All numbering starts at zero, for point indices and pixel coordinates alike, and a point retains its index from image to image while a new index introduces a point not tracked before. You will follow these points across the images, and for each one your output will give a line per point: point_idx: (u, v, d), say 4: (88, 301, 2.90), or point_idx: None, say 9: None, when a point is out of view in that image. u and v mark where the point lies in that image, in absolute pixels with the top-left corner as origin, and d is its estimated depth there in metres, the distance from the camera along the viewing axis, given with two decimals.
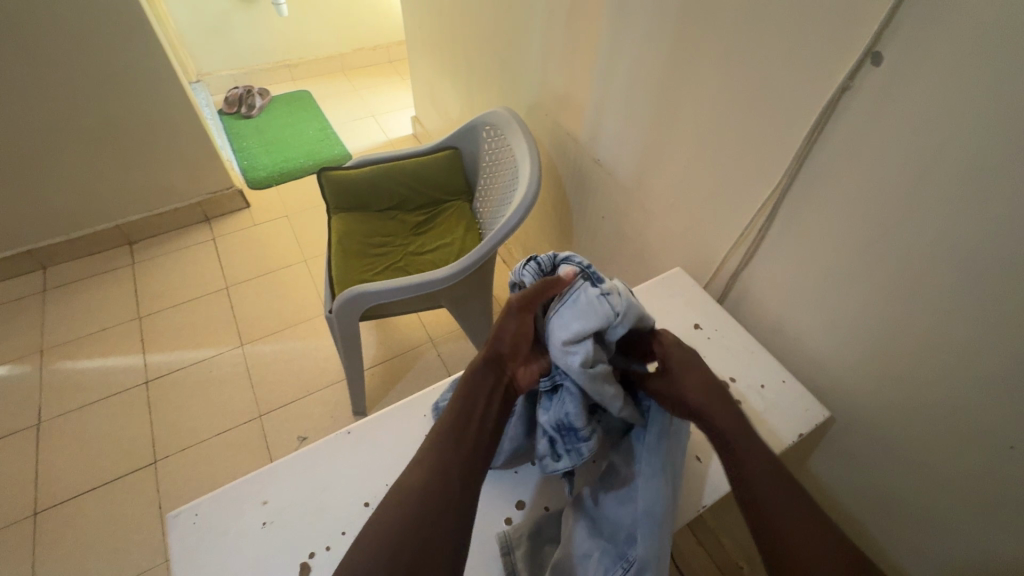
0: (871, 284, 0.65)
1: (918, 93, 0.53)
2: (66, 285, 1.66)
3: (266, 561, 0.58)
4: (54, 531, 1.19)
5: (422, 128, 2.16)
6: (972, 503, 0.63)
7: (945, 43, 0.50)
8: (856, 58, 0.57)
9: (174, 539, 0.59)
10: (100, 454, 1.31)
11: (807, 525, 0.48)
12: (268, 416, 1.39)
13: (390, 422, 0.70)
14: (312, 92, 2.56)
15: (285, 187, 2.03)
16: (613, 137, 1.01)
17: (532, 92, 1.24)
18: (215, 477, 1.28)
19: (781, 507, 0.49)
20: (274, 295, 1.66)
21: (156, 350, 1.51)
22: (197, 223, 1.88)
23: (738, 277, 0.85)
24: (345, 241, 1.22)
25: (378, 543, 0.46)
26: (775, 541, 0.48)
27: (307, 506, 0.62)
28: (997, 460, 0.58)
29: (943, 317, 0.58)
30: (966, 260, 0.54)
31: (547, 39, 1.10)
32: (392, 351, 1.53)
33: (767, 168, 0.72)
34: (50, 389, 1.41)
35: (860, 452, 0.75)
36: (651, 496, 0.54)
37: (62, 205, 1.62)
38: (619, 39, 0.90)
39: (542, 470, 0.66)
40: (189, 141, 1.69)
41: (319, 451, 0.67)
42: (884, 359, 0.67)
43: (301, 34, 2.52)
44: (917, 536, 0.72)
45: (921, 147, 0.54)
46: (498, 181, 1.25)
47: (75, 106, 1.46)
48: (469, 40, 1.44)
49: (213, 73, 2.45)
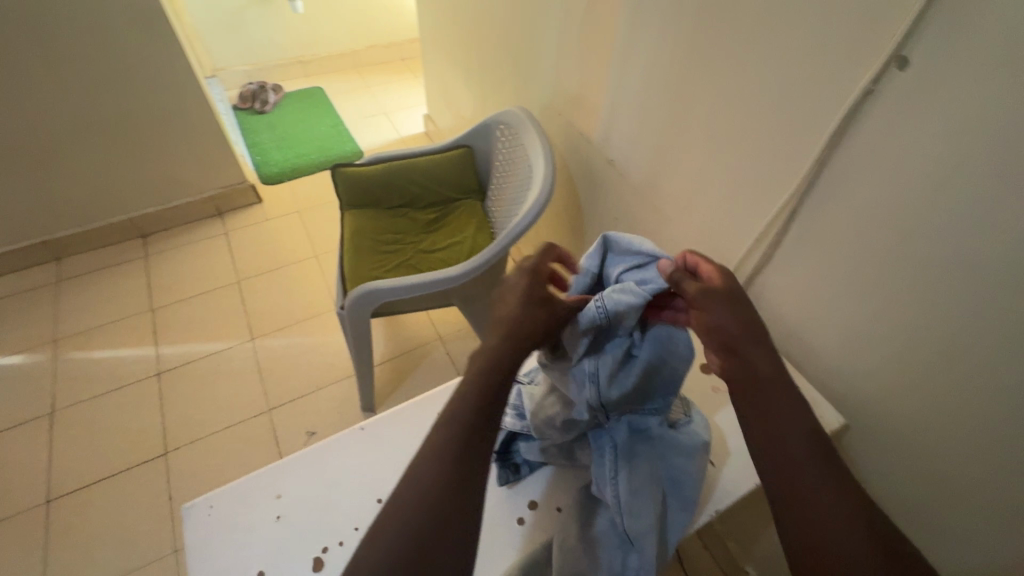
0: (888, 292, 0.64)
1: (943, 99, 0.52)
2: (80, 276, 1.68)
3: (279, 554, 0.58)
4: (65, 519, 1.20)
5: (435, 126, 2.16)
6: (987, 516, 0.62)
7: (973, 48, 0.49)
8: (880, 62, 0.56)
9: (189, 530, 0.59)
10: (112, 444, 1.32)
11: (828, 495, 0.45)
12: (277, 410, 1.40)
13: (402, 419, 0.70)
14: (324, 89, 2.57)
15: (298, 181, 2.04)
16: (627, 138, 1.01)
17: (547, 91, 1.24)
18: (224, 470, 1.29)
19: (800, 473, 0.46)
20: (284, 290, 1.67)
21: (167, 343, 1.52)
22: (210, 217, 1.89)
23: (753, 281, 0.85)
24: (356, 237, 1.23)
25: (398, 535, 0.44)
26: (793, 504, 0.45)
27: (319, 500, 0.62)
28: (1013, 471, 0.57)
29: (962, 326, 0.58)
30: (989, 269, 0.53)
31: (562, 38, 1.09)
32: (401, 349, 1.53)
33: (783, 175, 0.72)
34: (63, 379, 1.43)
35: (872, 461, 0.74)
36: (643, 529, 0.55)
37: (77, 197, 1.64)
38: (636, 39, 0.90)
39: (556, 472, 0.67)
40: (203, 135, 1.70)
41: (333, 446, 0.67)
42: (899, 367, 0.66)
43: (314, 30, 2.53)
44: (930, 547, 0.72)
45: (945, 151, 0.54)
46: (512, 179, 1.24)
47: (92, 99, 1.48)
48: (483, 39, 1.44)
49: (227, 68, 2.47)
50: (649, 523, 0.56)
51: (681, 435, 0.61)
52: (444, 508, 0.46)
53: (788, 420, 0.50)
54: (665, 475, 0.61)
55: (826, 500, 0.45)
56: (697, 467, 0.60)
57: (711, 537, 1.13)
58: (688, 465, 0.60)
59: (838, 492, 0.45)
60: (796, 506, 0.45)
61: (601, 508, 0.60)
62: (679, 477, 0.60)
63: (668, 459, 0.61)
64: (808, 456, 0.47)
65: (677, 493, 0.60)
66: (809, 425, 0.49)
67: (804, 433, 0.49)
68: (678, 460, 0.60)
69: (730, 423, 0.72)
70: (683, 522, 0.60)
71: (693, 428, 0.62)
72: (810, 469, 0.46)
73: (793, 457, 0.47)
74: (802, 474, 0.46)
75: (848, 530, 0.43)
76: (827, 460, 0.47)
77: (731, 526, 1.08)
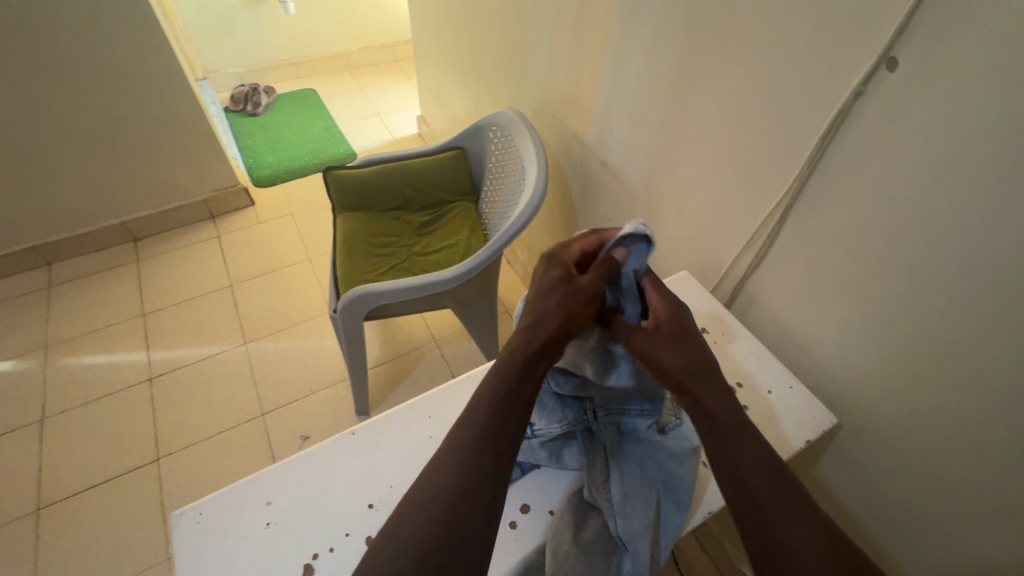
0: (879, 292, 0.64)
1: (932, 99, 0.52)
2: (71, 281, 1.67)
3: (269, 561, 0.57)
4: (56, 526, 1.19)
5: (428, 127, 2.15)
6: (978, 516, 0.62)
7: (961, 50, 0.49)
8: (870, 64, 0.56)
9: (177, 538, 0.59)
10: (104, 449, 1.31)
11: (798, 526, 0.46)
12: (271, 414, 1.39)
13: (393, 424, 0.69)
14: (317, 91, 2.56)
15: (291, 184, 2.04)
16: (621, 139, 1.01)
17: (539, 93, 1.23)
18: (217, 474, 1.28)
19: (769, 507, 0.47)
20: (278, 293, 1.66)
21: (160, 348, 1.51)
22: (203, 220, 1.88)
23: (746, 281, 0.84)
24: (349, 240, 1.22)
25: (410, 545, 0.44)
26: (761, 538, 0.46)
27: (310, 506, 0.61)
28: (1005, 472, 0.57)
29: (951, 326, 0.58)
30: (979, 269, 0.53)
31: (555, 39, 1.09)
32: (395, 352, 1.53)
33: (775, 176, 0.72)
34: (54, 384, 1.42)
35: (864, 462, 0.74)
36: (635, 533, 0.56)
37: (68, 201, 1.62)
38: (629, 41, 0.90)
39: (547, 475, 0.66)
40: (195, 138, 1.69)
41: (323, 451, 0.66)
42: (891, 369, 0.66)
43: (306, 32, 2.52)
44: (921, 548, 0.72)
45: (934, 153, 0.54)
46: (505, 181, 1.24)
47: (83, 102, 1.46)
48: (476, 41, 1.44)
49: (219, 70, 2.45)
50: (642, 525, 0.56)
51: (672, 437, 0.60)
52: (463, 535, 0.45)
53: (748, 452, 0.51)
54: (658, 477, 0.60)
55: (793, 531, 0.46)
56: (689, 470, 0.59)
57: (707, 538, 1.13)
58: (679, 469, 0.59)
59: (788, 498, 0.48)
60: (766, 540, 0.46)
61: (594, 511, 0.60)
62: (672, 479, 0.60)
63: (662, 461, 0.60)
64: (769, 484, 0.49)
65: (671, 493, 0.60)
66: (765, 453, 0.51)
67: (764, 464, 0.50)
68: (669, 464, 0.59)
69: None
70: (679, 521, 0.59)
71: (686, 433, 0.61)
72: (779, 502, 0.48)
73: (754, 484, 0.49)
74: (770, 502, 0.48)
75: (802, 536, 0.45)
76: (789, 488, 0.49)
77: (726, 527, 1.08)
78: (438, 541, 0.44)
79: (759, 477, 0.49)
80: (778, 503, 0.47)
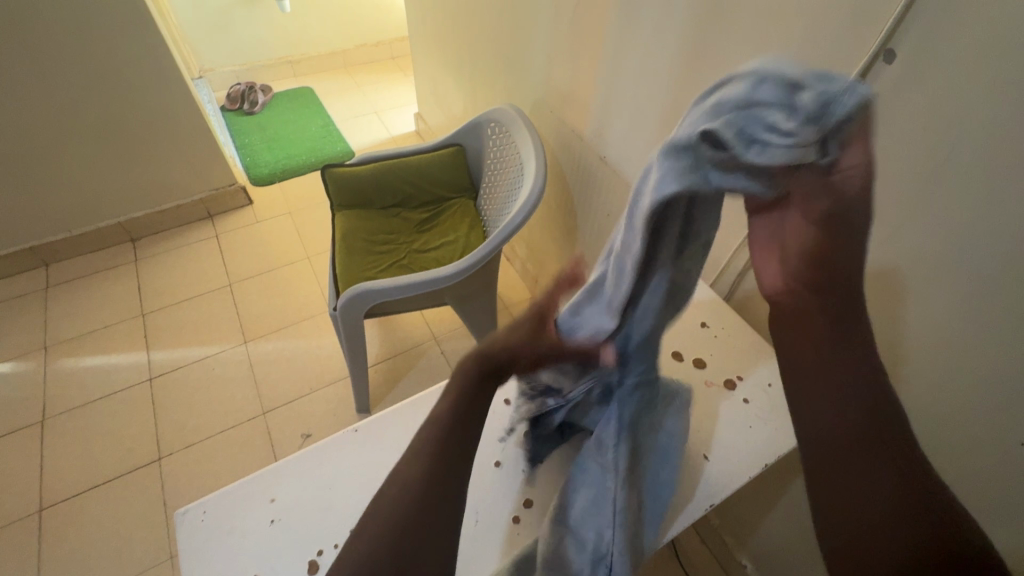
0: (881, 285, 0.64)
1: (931, 91, 0.52)
2: (70, 281, 1.66)
3: (274, 558, 0.58)
4: (59, 527, 1.19)
5: (426, 124, 2.15)
6: (975, 504, 0.63)
7: (957, 44, 0.49)
8: (868, 55, 0.56)
9: (182, 536, 0.59)
10: (105, 450, 1.31)
11: (881, 493, 0.39)
12: (272, 413, 1.39)
13: (396, 420, 0.69)
14: (314, 89, 2.55)
15: (289, 182, 2.03)
16: (620, 134, 1.01)
17: (537, 88, 1.23)
18: (219, 473, 1.28)
19: (838, 469, 0.41)
20: (277, 292, 1.66)
21: (159, 348, 1.51)
22: (201, 219, 1.88)
23: (746, 275, 0.84)
24: (348, 238, 1.22)
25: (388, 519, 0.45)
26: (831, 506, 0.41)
27: (314, 503, 0.62)
28: (1004, 462, 0.58)
29: (950, 318, 0.58)
30: (979, 260, 0.54)
31: (553, 35, 1.09)
32: (395, 349, 1.53)
33: None
34: (53, 386, 1.42)
35: None
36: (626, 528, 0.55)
37: (65, 202, 1.62)
38: (627, 35, 0.90)
39: (548, 469, 0.66)
40: (192, 137, 1.69)
41: (327, 447, 0.66)
42: (890, 360, 0.66)
43: (302, 30, 2.51)
44: None
45: (934, 144, 0.54)
46: (504, 177, 1.24)
47: (78, 102, 1.46)
48: (473, 37, 1.43)
49: (214, 69, 2.44)
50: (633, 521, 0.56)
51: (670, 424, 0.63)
52: (442, 515, 0.45)
53: (836, 388, 0.43)
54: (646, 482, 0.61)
55: (870, 502, 0.39)
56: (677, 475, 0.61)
57: (707, 531, 1.14)
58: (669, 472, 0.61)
59: (869, 455, 0.40)
60: (835, 515, 0.40)
61: None
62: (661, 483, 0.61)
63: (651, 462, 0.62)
64: (851, 425, 0.42)
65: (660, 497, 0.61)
66: (865, 391, 0.43)
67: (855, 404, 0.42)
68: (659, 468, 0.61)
69: (724, 416, 0.71)
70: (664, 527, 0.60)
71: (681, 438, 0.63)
72: (854, 461, 0.41)
73: (828, 437, 0.42)
74: (837, 453, 0.42)
75: (878, 507, 0.39)
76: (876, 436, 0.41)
77: (726, 519, 1.08)
78: (418, 521, 0.44)
79: (839, 427, 0.42)
80: (855, 462, 0.41)
